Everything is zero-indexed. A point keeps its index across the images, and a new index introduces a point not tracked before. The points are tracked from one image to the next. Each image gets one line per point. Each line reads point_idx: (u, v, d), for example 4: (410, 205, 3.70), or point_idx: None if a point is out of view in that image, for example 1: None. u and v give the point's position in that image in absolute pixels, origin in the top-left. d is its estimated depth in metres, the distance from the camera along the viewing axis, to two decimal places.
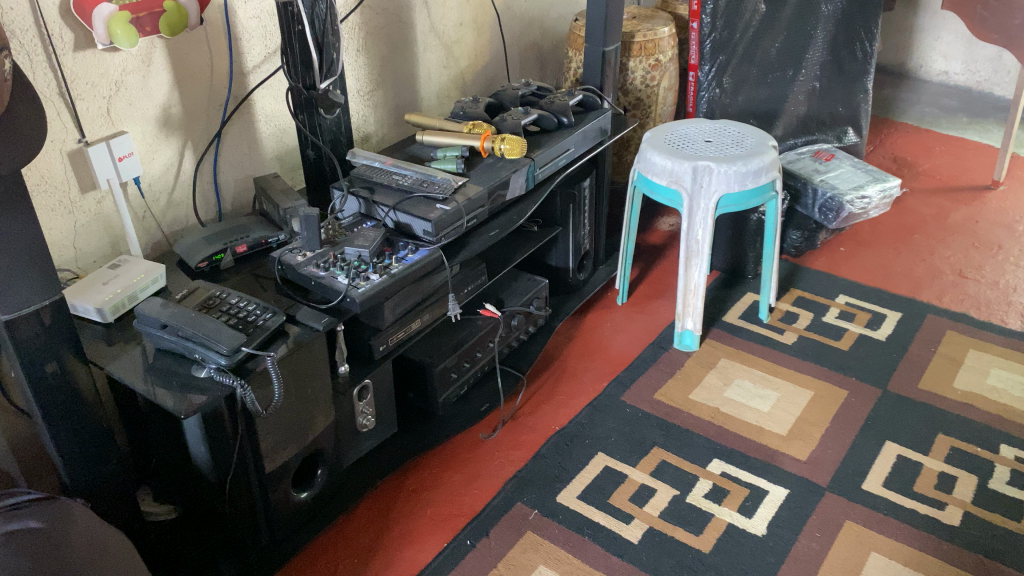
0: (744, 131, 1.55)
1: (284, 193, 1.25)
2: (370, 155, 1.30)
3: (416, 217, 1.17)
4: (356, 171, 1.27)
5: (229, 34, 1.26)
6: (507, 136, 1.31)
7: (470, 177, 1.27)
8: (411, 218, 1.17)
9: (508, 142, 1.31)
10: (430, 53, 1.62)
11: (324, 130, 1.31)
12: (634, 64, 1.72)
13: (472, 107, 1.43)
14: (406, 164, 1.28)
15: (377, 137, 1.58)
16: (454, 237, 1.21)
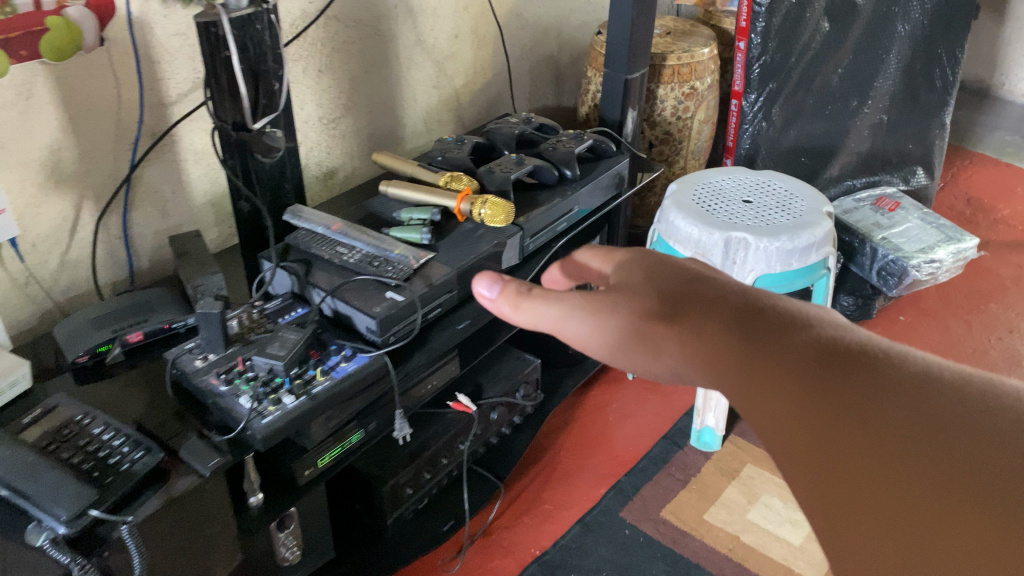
0: (792, 190, 1.26)
1: (202, 265, 0.99)
2: (317, 214, 1.03)
3: (356, 311, 0.91)
4: (293, 237, 1.00)
5: (143, 56, 0.99)
6: (490, 200, 1.04)
7: (437, 253, 1.00)
8: (351, 311, 0.91)
9: (491, 207, 1.03)
10: (417, 74, 1.34)
11: (262, 178, 1.06)
12: (664, 92, 1.42)
13: (454, 151, 1.16)
14: (359, 230, 1.01)
15: (346, 173, 1.31)
16: (409, 334, 0.94)
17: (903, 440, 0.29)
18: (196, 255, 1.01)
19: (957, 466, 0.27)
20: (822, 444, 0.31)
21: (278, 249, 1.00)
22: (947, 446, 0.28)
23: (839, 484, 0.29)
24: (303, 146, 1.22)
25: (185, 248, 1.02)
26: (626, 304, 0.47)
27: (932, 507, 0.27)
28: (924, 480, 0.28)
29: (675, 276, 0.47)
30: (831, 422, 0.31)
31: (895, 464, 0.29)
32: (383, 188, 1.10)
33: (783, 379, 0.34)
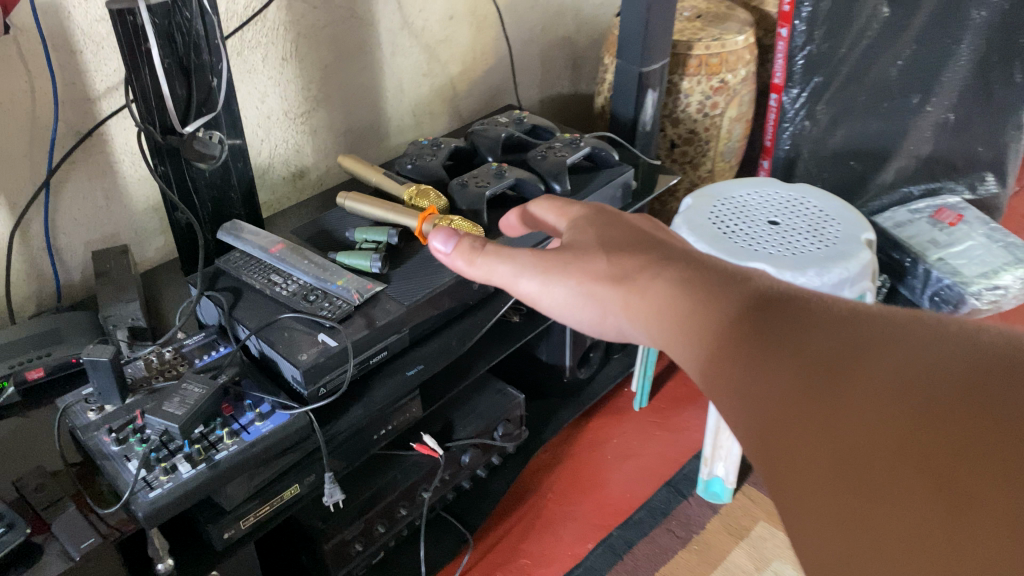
0: (829, 208, 1.07)
1: (120, 288, 0.86)
2: (255, 231, 0.89)
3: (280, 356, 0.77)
4: (223, 260, 0.86)
5: (61, 43, 0.86)
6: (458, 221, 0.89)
7: (389, 284, 0.86)
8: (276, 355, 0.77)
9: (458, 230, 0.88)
10: (403, 60, 1.18)
11: (201, 186, 0.93)
12: (689, 85, 1.23)
13: (427, 157, 1.00)
14: (301, 253, 0.87)
15: (317, 172, 1.17)
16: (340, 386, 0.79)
17: (843, 384, 0.33)
18: (117, 275, 0.88)
19: (884, 401, 0.31)
20: (790, 392, 0.35)
21: (205, 273, 0.87)
22: (879, 379, 0.32)
23: (789, 425, 0.34)
24: (263, 143, 1.08)
25: (107, 266, 0.89)
26: (592, 277, 0.60)
27: (869, 430, 0.31)
28: (865, 417, 0.31)
29: (627, 237, 0.64)
30: (783, 371, 0.36)
31: (837, 412, 0.32)
32: (341, 200, 0.96)
33: (754, 351, 0.38)
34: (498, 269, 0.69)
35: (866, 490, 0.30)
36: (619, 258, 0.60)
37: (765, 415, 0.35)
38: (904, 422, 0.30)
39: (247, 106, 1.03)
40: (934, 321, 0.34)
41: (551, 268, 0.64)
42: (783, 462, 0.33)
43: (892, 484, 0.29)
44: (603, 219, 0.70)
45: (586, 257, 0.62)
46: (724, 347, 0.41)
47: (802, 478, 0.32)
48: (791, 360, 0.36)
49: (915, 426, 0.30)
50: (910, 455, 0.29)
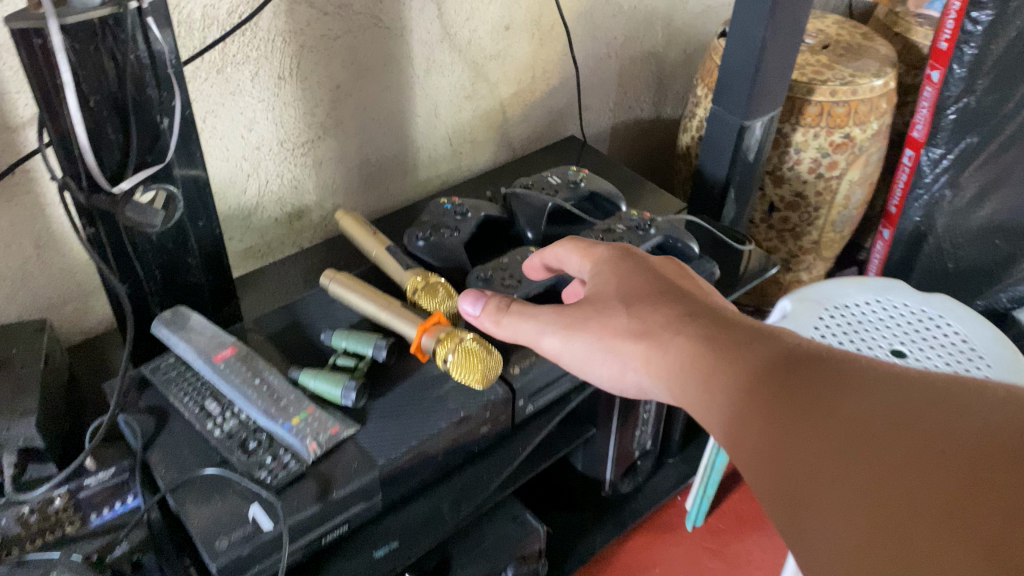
0: (978, 340, 0.78)
1: (18, 384, 0.66)
2: (204, 327, 0.69)
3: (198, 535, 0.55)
4: (149, 368, 0.65)
5: None
6: (466, 341, 0.65)
7: (360, 427, 0.63)
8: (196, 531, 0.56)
9: (465, 355, 0.64)
10: (441, 79, 0.94)
11: (144, 250, 0.71)
12: (802, 138, 0.96)
13: (446, 229, 0.76)
14: (252, 366, 0.65)
15: (321, 211, 0.94)
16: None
17: (879, 449, 0.34)
18: (20, 365, 0.67)
19: (927, 468, 0.32)
20: (825, 454, 0.35)
21: (125, 382, 0.66)
22: (922, 449, 0.33)
23: (821, 480, 0.34)
24: (249, 179, 0.86)
25: (12, 349, 0.69)
26: (613, 309, 0.54)
27: (909, 493, 0.32)
28: (904, 485, 0.32)
29: (649, 284, 0.55)
30: (815, 438, 0.36)
31: (878, 478, 0.33)
32: (327, 279, 0.73)
33: (777, 410, 0.39)
34: (530, 318, 0.58)
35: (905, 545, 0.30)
36: (658, 304, 0.52)
37: (797, 471, 0.36)
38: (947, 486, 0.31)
39: (220, 134, 0.81)
40: (955, 384, 0.36)
41: (592, 325, 0.54)
42: (814, 518, 0.34)
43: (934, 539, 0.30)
44: (629, 260, 0.59)
45: (626, 296, 0.54)
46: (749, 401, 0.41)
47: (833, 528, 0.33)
48: (821, 426, 0.36)
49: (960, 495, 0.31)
50: (958, 522, 0.30)
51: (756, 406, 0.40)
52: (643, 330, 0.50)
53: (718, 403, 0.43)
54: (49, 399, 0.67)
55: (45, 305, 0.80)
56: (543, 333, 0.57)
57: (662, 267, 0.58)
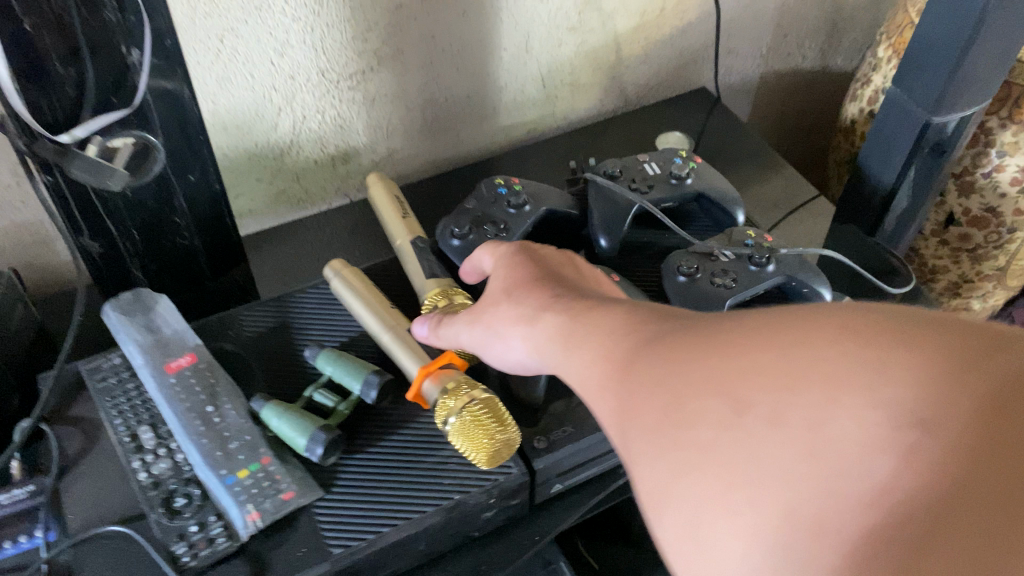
0: None
1: None
2: (170, 320, 0.55)
3: None
4: (88, 369, 0.52)
5: None
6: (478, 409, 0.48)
7: (324, 494, 0.48)
8: None
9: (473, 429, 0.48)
10: (537, 6, 0.73)
11: (116, 208, 0.58)
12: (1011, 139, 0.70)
13: (492, 227, 0.58)
14: (208, 386, 0.51)
15: (372, 156, 0.78)
16: None
17: (692, 358, 0.29)
18: None
19: (740, 361, 0.27)
20: (638, 369, 0.31)
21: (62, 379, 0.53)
22: (728, 344, 0.28)
23: (642, 397, 0.30)
24: (281, 112, 0.70)
25: None
26: (518, 295, 0.42)
27: (715, 389, 0.27)
28: (716, 384, 0.27)
29: (538, 272, 0.44)
30: (674, 382, 0.29)
31: (688, 382, 0.28)
32: (332, 274, 0.57)
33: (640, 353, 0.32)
34: (466, 331, 0.45)
35: (726, 454, 0.26)
36: (551, 289, 0.41)
37: (621, 391, 0.31)
38: (761, 377, 0.26)
39: (241, 57, 0.64)
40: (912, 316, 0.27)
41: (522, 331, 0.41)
42: (639, 443, 0.29)
43: (749, 433, 0.26)
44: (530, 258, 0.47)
45: (530, 278, 0.43)
46: (596, 331, 0.35)
47: (657, 453, 0.28)
48: (675, 370, 0.29)
49: (780, 383, 0.26)
50: (778, 411, 0.25)
51: (602, 336, 0.35)
52: (542, 316, 0.39)
53: (599, 359, 0.34)
54: None
55: (31, 241, 0.69)
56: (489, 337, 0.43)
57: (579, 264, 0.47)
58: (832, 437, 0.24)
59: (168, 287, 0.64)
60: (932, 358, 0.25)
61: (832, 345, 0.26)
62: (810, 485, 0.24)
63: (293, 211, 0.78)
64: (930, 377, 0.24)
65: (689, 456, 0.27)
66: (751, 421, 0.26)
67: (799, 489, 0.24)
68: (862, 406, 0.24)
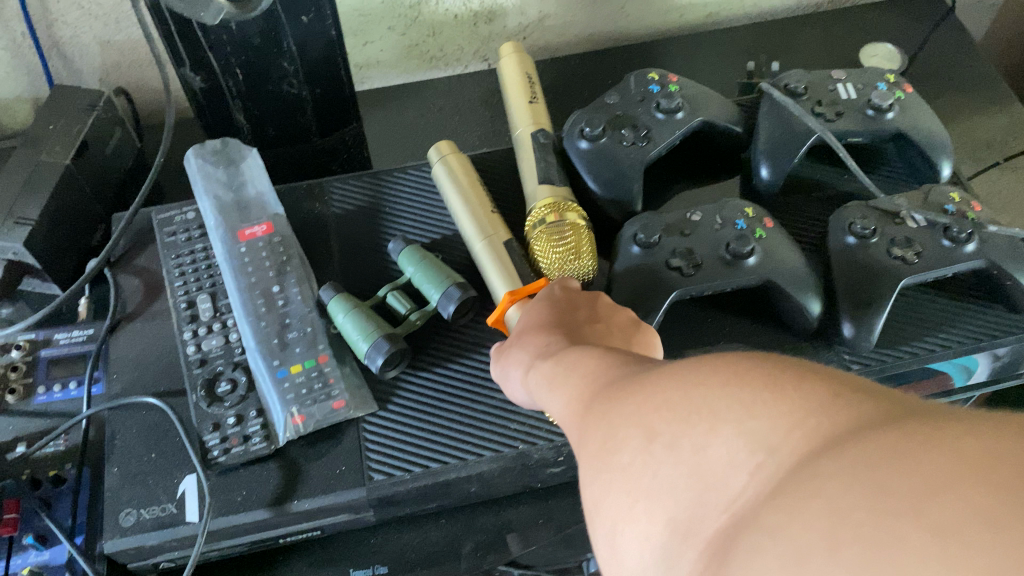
0: None
1: (32, 178, 0.52)
2: (255, 175, 0.50)
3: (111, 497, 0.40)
4: (160, 219, 0.48)
5: None
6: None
7: (373, 409, 0.43)
8: (112, 486, 0.40)
9: None
10: None
11: (221, 42, 0.51)
12: None
13: (631, 133, 0.48)
14: (279, 262, 0.46)
15: (521, 18, 0.68)
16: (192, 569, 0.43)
17: (639, 378, 0.24)
18: (45, 151, 0.53)
19: (661, 388, 0.23)
20: (597, 384, 0.26)
21: (134, 224, 0.49)
22: (669, 367, 0.24)
23: (586, 417, 0.25)
24: None
25: (50, 126, 0.54)
26: (529, 339, 0.36)
27: (636, 411, 0.23)
28: (637, 404, 0.23)
29: (555, 312, 0.37)
30: (617, 409, 0.24)
31: (621, 402, 0.24)
32: (437, 157, 0.49)
33: (610, 377, 0.26)
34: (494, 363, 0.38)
35: (628, 479, 0.21)
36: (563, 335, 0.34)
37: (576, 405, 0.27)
38: (669, 401, 0.22)
39: None
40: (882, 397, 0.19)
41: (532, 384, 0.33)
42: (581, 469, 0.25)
43: (649, 460, 0.21)
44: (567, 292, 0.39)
45: (550, 323, 0.36)
46: (577, 349, 0.31)
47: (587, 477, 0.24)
48: (625, 394, 0.24)
49: (680, 405, 0.21)
50: (672, 438, 0.21)
51: (579, 354, 0.30)
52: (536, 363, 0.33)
53: (568, 375, 0.29)
54: (65, 203, 0.52)
55: (148, 60, 0.64)
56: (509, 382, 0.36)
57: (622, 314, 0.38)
58: (710, 459, 0.19)
59: (272, 136, 0.59)
60: (833, 387, 0.19)
61: (738, 369, 0.21)
62: (686, 501, 0.20)
63: (424, 70, 0.70)
64: (810, 402, 0.19)
65: (605, 478, 0.23)
66: (655, 445, 0.21)
67: (680, 511, 0.20)
68: (738, 427, 0.19)
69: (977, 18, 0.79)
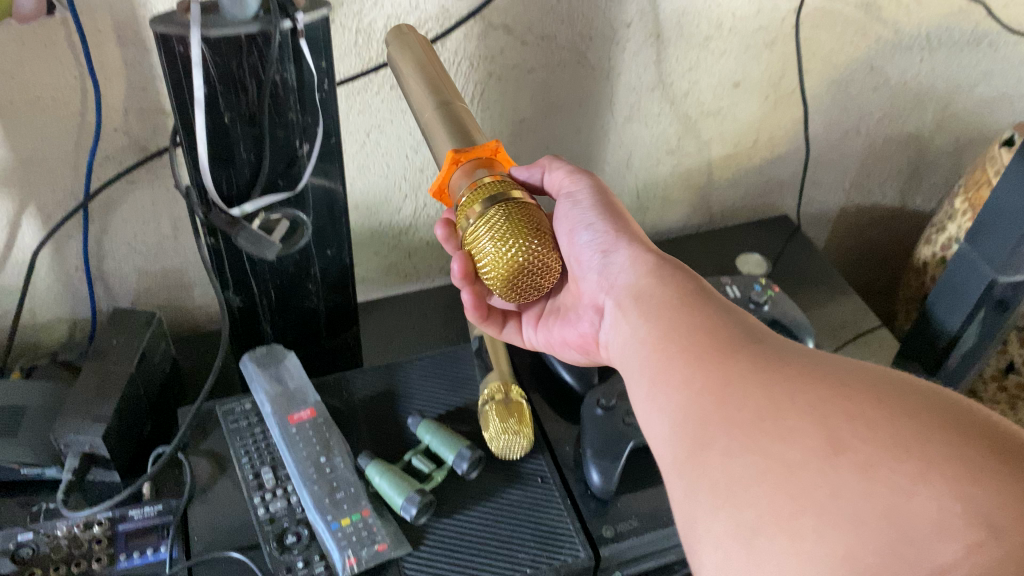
0: None
1: (104, 382, 0.63)
2: (295, 372, 0.63)
3: None
4: (224, 410, 0.61)
5: (128, 34, 0.61)
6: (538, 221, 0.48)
7: (411, 551, 0.54)
8: None
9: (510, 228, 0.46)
10: (641, 128, 0.83)
11: (262, 273, 0.66)
12: None
13: None
14: (323, 438, 0.59)
15: None
16: None
17: (785, 378, 0.35)
18: (112, 360, 0.65)
19: (836, 404, 0.33)
20: (726, 356, 0.38)
21: (199, 416, 0.61)
22: (825, 382, 0.34)
23: (724, 393, 0.36)
24: (406, 199, 0.79)
25: (114, 340, 0.67)
26: (623, 219, 0.52)
27: (804, 415, 0.33)
28: (802, 410, 0.33)
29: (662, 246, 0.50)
30: (792, 403, 0.34)
31: (777, 397, 0.34)
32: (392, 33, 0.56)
33: (761, 372, 0.36)
34: (582, 206, 0.53)
35: (796, 480, 0.31)
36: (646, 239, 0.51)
37: (702, 366, 0.38)
38: (864, 426, 0.31)
39: (384, 152, 0.74)
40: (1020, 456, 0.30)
41: (611, 242, 0.50)
42: (708, 430, 0.35)
43: (826, 465, 0.31)
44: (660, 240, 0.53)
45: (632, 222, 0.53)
46: (676, 268, 0.46)
47: (724, 441, 0.34)
48: (795, 399, 0.34)
49: (862, 429, 0.31)
50: (856, 457, 0.31)
51: (679, 276, 0.46)
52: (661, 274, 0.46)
53: (715, 348, 0.39)
54: (128, 402, 0.64)
55: (176, 285, 0.79)
56: (580, 232, 0.52)
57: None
58: (910, 505, 0.29)
59: (291, 341, 0.73)
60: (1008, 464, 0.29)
61: (911, 416, 0.31)
62: (872, 529, 0.29)
63: (399, 285, 0.87)
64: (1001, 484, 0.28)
65: (765, 476, 0.32)
66: (837, 460, 0.31)
67: (857, 539, 0.29)
68: (940, 484, 0.29)
69: (817, 232, 1.04)
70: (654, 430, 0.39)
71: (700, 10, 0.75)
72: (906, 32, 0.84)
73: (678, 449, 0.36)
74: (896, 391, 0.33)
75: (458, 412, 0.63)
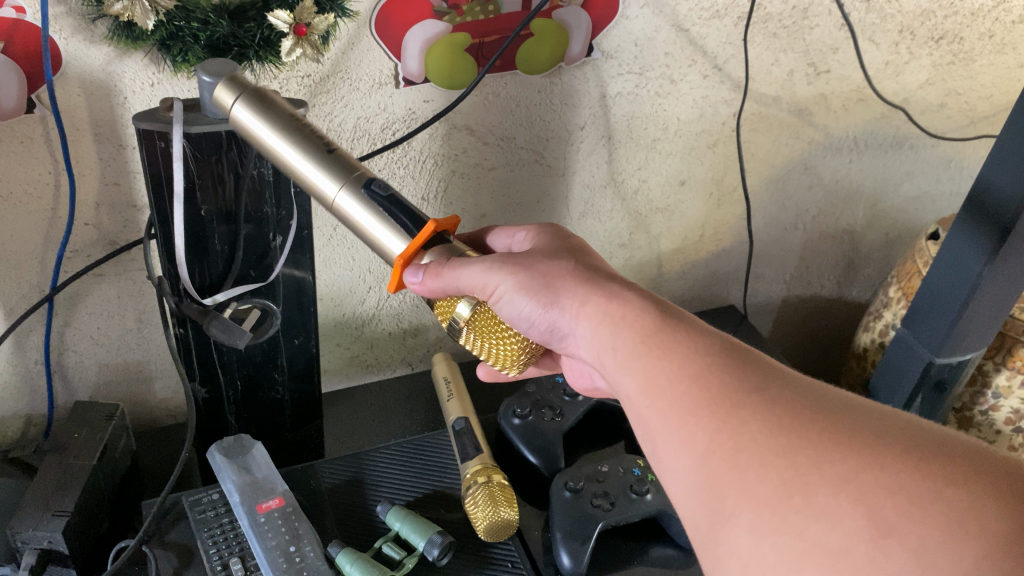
0: None
1: (64, 477, 0.62)
2: (260, 463, 0.64)
3: None
4: (191, 500, 0.60)
5: (105, 132, 0.63)
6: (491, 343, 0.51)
7: None
8: None
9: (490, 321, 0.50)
10: (595, 224, 0.87)
11: (230, 363, 0.67)
12: (1002, 380, 0.80)
13: (549, 411, 0.72)
14: (292, 528, 0.59)
15: (437, 332, 0.89)
16: None
17: (803, 441, 0.34)
18: (73, 455, 0.64)
19: (870, 475, 0.32)
20: (731, 412, 0.36)
21: (164, 507, 0.61)
22: (847, 446, 0.33)
23: (738, 458, 0.34)
24: (370, 290, 0.81)
25: (74, 434, 0.66)
26: (544, 278, 0.48)
27: (836, 490, 0.32)
28: (835, 486, 0.32)
29: (604, 281, 0.48)
30: (817, 476, 0.33)
31: (802, 466, 0.33)
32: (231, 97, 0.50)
33: (779, 441, 0.34)
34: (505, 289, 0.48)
35: (841, 564, 0.30)
36: (575, 275, 0.49)
37: (704, 423, 0.36)
38: (909, 505, 0.31)
39: (350, 245, 0.76)
40: None
41: (547, 318, 0.48)
42: (728, 500, 0.34)
43: (874, 550, 0.30)
44: (589, 269, 0.50)
45: (550, 270, 0.49)
46: (632, 318, 0.44)
47: (750, 518, 0.33)
48: (825, 475, 0.32)
49: (905, 505, 0.31)
50: (903, 540, 0.30)
51: (640, 318, 0.44)
52: (625, 331, 0.43)
53: (718, 416, 0.36)
54: (90, 497, 0.62)
55: (136, 378, 0.78)
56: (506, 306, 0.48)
57: (566, 245, 0.54)
58: None
59: (254, 433, 0.73)
60: None
61: (953, 491, 0.31)
62: None
63: (362, 375, 0.89)
64: None
65: (808, 557, 0.31)
66: (883, 543, 0.30)
67: None
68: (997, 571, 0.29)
69: (762, 322, 1.08)
70: (665, 486, 0.38)
71: (648, 114, 0.81)
72: (835, 135, 0.91)
73: (700, 516, 0.36)
74: (930, 452, 0.33)
75: (426, 500, 0.64)
